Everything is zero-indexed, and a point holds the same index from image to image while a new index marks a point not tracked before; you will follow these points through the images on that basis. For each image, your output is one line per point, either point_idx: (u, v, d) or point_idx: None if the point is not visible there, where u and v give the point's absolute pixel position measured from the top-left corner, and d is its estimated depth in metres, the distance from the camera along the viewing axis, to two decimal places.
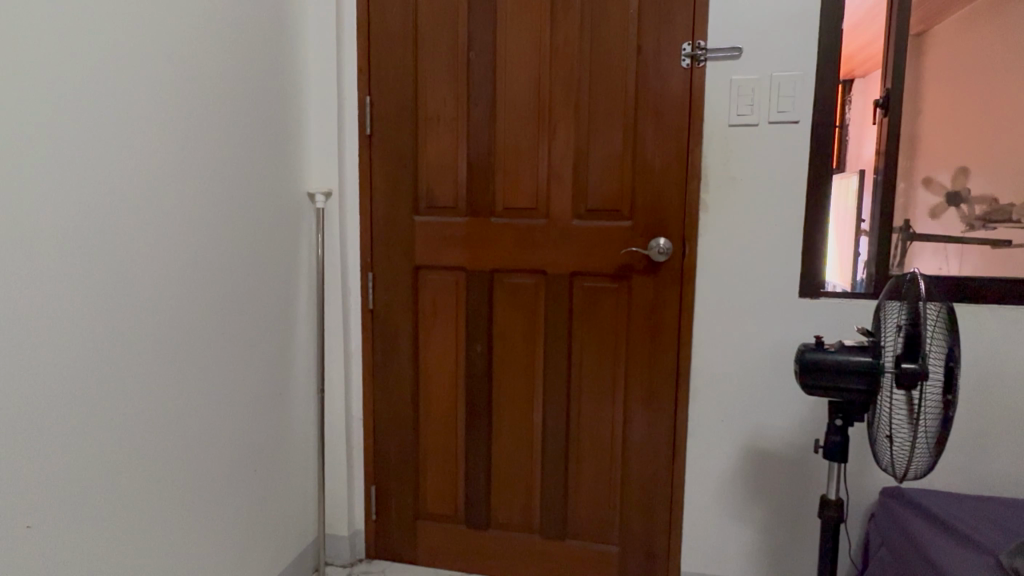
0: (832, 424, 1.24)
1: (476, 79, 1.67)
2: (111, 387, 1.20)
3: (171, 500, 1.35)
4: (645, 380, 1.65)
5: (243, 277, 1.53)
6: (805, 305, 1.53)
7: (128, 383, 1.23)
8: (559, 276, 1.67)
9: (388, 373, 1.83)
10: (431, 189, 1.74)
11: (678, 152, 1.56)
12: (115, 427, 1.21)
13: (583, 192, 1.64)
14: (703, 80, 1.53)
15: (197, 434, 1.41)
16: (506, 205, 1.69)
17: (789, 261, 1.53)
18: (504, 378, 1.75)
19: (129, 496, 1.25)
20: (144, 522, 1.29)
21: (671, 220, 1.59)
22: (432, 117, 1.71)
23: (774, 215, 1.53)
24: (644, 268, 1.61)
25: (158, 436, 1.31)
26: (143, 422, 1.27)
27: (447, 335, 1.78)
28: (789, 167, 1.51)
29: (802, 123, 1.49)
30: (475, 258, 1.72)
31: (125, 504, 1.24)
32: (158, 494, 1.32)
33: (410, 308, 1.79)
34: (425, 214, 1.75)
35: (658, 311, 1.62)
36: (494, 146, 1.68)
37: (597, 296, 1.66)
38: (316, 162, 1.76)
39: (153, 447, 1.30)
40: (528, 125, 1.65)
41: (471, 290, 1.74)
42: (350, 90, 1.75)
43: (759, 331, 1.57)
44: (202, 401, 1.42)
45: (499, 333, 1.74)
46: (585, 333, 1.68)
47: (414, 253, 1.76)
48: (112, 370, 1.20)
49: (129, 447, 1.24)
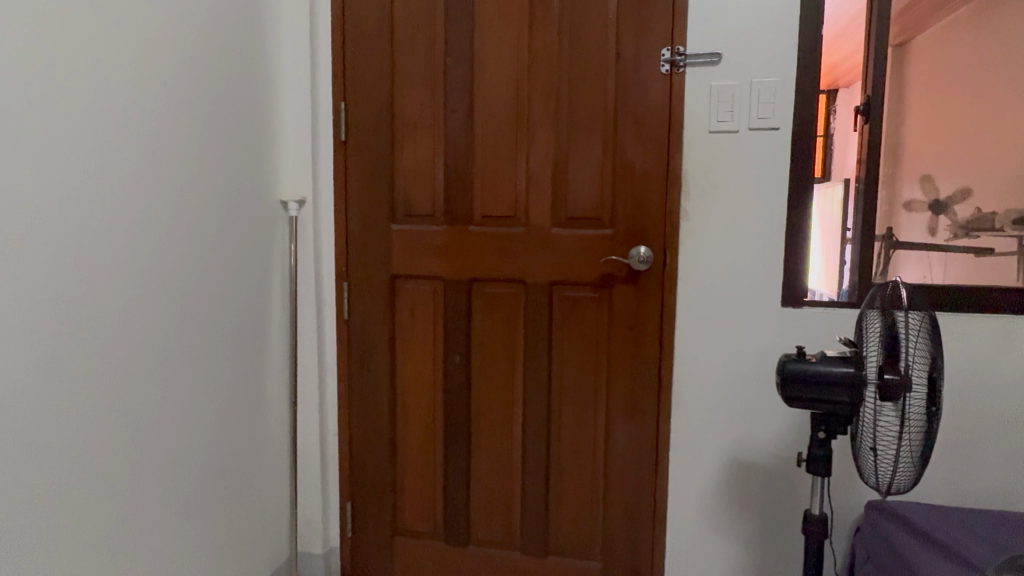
0: (814, 437, 1.19)
1: (451, 86, 1.64)
2: (73, 399, 1.14)
3: (141, 518, 1.30)
4: (627, 391, 1.61)
5: (214, 286, 1.48)
6: (789, 314, 1.51)
7: (92, 395, 1.18)
8: (538, 285, 1.63)
9: (364, 387, 1.78)
10: (409, 198, 1.69)
11: (658, 160, 1.54)
12: (81, 444, 1.16)
13: (563, 199, 1.61)
14: (682, 86, 1.51)
15: (166, 450, 1.36)
16: (485, 214, 1.65)
17: (771, 271, 1.51)
18: (483, 390, 1.71)
19: (93, 515, 1.19)
20: (112, 541, 1.23)
21: (652, 229, 1.56)
22: (409, 124, 1.67)
23: (757, 224, 1.51)
24: (624, 276, 1.58)
25: (124, 453, 1.25)
26: (110, 440, 1.22)
27: (425, 345, 1.73)
28: (771, 174, 1.49)
29: (782, 130, 1.47)
30: (455, 268, 1.67)
31: (92, 525, 1.19)
32: (127, 513, 1.26)
33: (386, 320, 1.74)
34: (402, 223, 1.70)
35: (640, 322, 1.58)
36: (472, 155, 1.65)
37: (577, 305, 1.62)
38: (288, 169, 1.71)
39: (118, 465, 1.24)
40: (506, 132, 1.62)
41: (449, 300, 1.69)
42: (324, 97, 1.71)
43: (742, 341, 1.54)
44: (172, 414, 1.37)
45: (478, 344, 1.70)
46: (565, 343, 1.64)
47: (391, 263, 1.71)
48: (76, 381, 1.15)
49: (95, 466, 1.19)
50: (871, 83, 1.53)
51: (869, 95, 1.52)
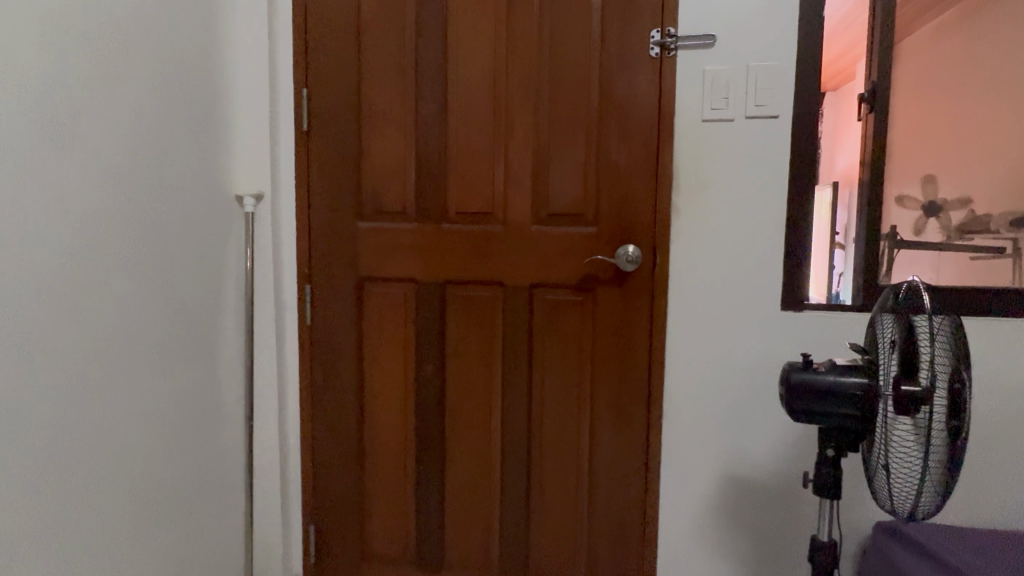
0: (823, 455, 1.07)
1: (422, 72, 1.50)
2: None
3: (76, 551, 1.15)
4: (614, 402, 1.48)
5: (160, 289, 1.34)
6: (789, 319, 1.39)
7: (15, 413, 1.03)
8: (518, 287, 1.50)
9: (328, 399, 1.62)
10: (377, 193, 1.53)
11: (648, 152, 1.41)
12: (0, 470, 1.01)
13: (544, 194, 1.47)
14: (673, 71, 1.39)
15: (106, 473, 1.21)
16: (459, 210, 1.51)
17: (770, 271, 1.39)
18: (458, 402, 1.57)
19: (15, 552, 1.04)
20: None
21: (640, 227, 1.43)
22: (376, 112, 1.52)
23: (755, 221, 1.39)
24: (611, 278, 1.45)
25: (53, 478, 1.10)
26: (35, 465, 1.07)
27: (395, 354, 1.58)
28: (770, 166, 1.37)
29: (782, 119, 1.35)
30: (427, 269, 1.53)
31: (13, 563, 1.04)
32: (56, 547, 1.11)
33: (351, 327, 1.58)
34: (370, 220, 1.54)
35: (627, 327, 1.46)
36: (445, 146, 1.51)
37: (559, 309, 1.49)
38: (243, 160, 1.56)
39: (46, 493, 1.09)
40: (482, 121, 1.48)
41: (421, 304, 1.55)
42: (282, 80, 1.55)
43: (739, 348, 1.42)
44: (113, 434, 1.22)
45: (452, 352, 1.55)
46: (547, 350, 1.50)
47: (357, 264, 1.56)
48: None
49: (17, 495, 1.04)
50: (875, 69, 1.41)
51: (874, 82, 1.40)
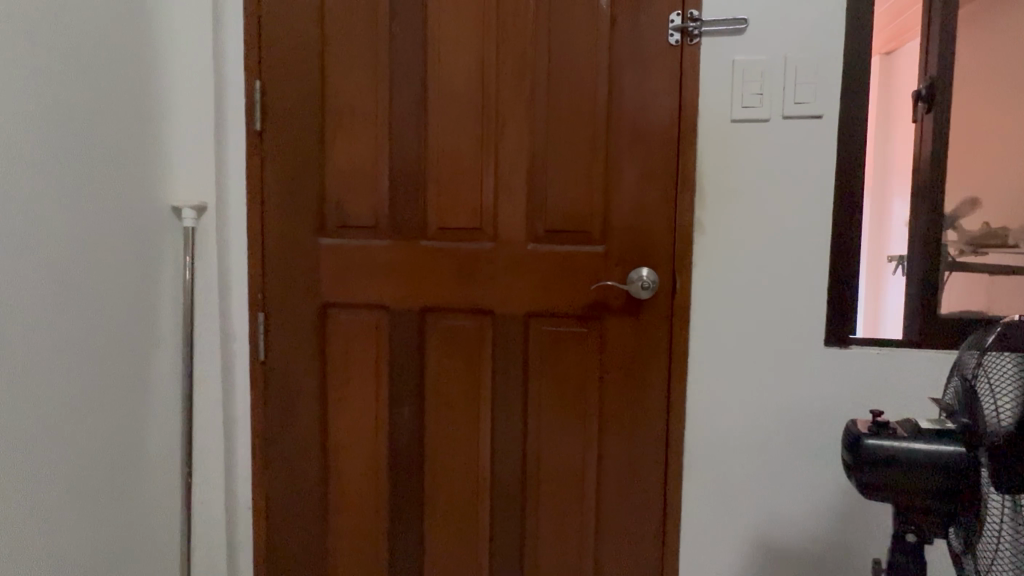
0: (902, 541, 0.87)
1: (397, 62, 1.26)
2: None
3: None
4: (625, 453, 1.26)
5: (67, 320, 1.08)
6: (833, 356, 1.17)
7: None
8: (510, 317, 1.25)
9: (285, 451, 1.36)
10: (344, 204, 1.29)
11: (665, 159, 1.19)
12: None
13: (541, 207, 1.24)
14: (696, 61, 1.17)
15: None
16: (441, 224, 1.27)
17: (812, 300, 1.17)
18: (439, 452, 1.32)
19: None
20: None
21: (655, 248, 1.20)
22: (343, 108, 1.28)
23: (794, 241, 1.17)
24: (621, 306, 1.22)
25: None
26: None
27: (364, 397, 1.32)
28: (811, 176, 1.15)
29: (826, 119, 1.14)
30: (401, 295, 1.28)
31: None
32: None
33: (310, 363, 1.33)
34: (333, 236, 1.30)
35: (640, 366, 1.23)
36: (424, 149, 1.26)
37: (559, 343, 1.25)
38: (180, 166, 1.30)
39: None
40: (468, 120, 1.24)
41: (394, 337, 1.30)
42: (229, 69, 1.29)
43: (773, 390, 1.20)
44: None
45: (433, 394, 1.30)
46: (545, 392, 1.27)
47: (318, 289, 1.31)
48: None
49: None
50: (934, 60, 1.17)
51: (933, 78, 1.17)
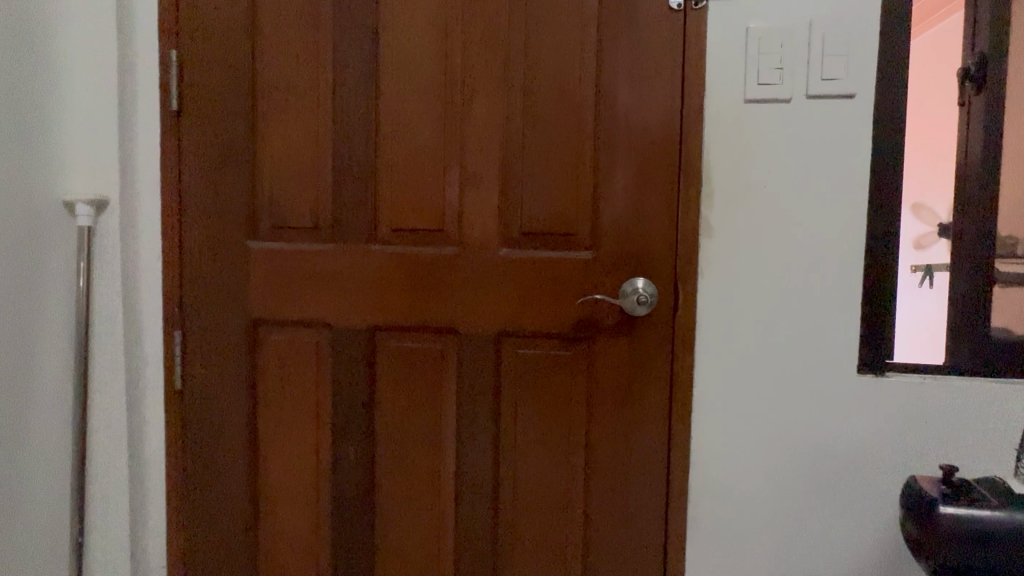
0: None
1: (343, 29, 1.04)
2: None
3: None
4: (616, 501, 1.04)
5: None
6: (868, 387, 0.97)
7: None
8: (477, 337, 1.04)
9: (204, 501, 1.12)
10: (279, 199, 1.07)
11: (664, 147, 0.98)
12: None
13: (516, 205, 1.03)
14: (702, 28, 0.96)
15: None
16: (396, 225, 1.05)
17: (843, 320, 0.97)
18: (393, 499, 1.08)
19: None
20: None
21: (654, 254, 1.00)
22: (278, 86, 1.06)
23: (823, 247, 0.96)
24: (611, 325, 1.01)
25: None
26: None
27: (301, 435, 1.09)
28: (842, 169, 0.95)
29: (859, 100, 0.93)
30: (346, 310, 1.06)
31: None
32: None
33: (236, 393, 1.10)
34: (267, 238, 1.08)
35: (635, 397, 1.02)
36: (376, 136, 1.05)
37: (537, 368, 1.03)
38: (76, 155, 1.07)
39: None
40: (428, 101, 1.03)
41: (338, 360, 1.07)
42: (138, 37, 1.07)
43: (795, 427, 0.99)
44: None
45: (385, 430, 1.08)
46: (520, 428, 1.05)
47: (245, 302, 1.08)
48: None
49: None
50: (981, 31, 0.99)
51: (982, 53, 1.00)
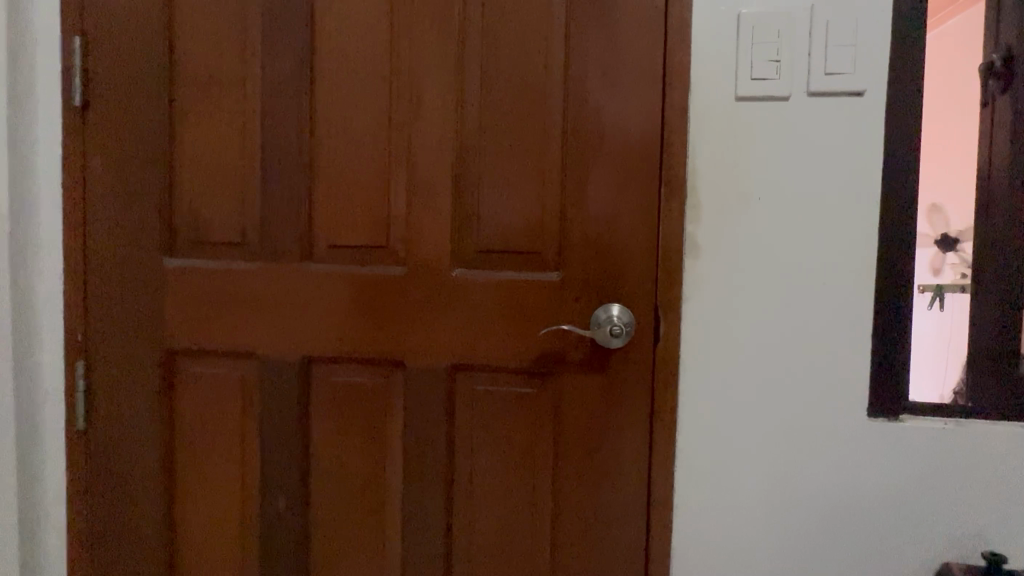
0: None
1: (274, 13, 0.90)
2: None
3: None
4: (587, 560, 0.90)
5: None
6: (880, 433, 0.83)
7: None
8: (427, 370, 0.90)
9: (112, 558, 0.96)
10: (200, 210, 0.92)
11: (643, 151, 0.85)
12: None
13: (472, 218, 0.89)
14: (687, 14, 0.83)
15: None
16: (334, 241, 0.91)
17: (851, 355, 0.83)
18: (330, 557, 0.94)
19: None
20: None
21: (631, 276, 0.86)
22: (198, 78, 0.91)
23: (826, 271, 0.82)
24: (582, 358, 0.87)
25: None
26: None
27: (224, 483, 0.95)
28: (848, 178, 0.81)
29: (869, 97, 0.80)
30: (276, 338, 0.92)
31: None
32: None
33: (148, 433, 0.95)
34: (185, 255, 0.93)
35: (609, 440, 0.88)
36: (312, 136, 0.90)
37: (496, 408, 0.89)
38: None
39: None
40: (371, 98, 0.89)
41: (266, 396, 0.93)
42: (37, 20, 0.92)
43: (794, 479, 0.85)
44: None
45: (321, 477, 0.93)
46: (477, 476, 0.91)
47: (158, 328, 0.93)
48: None
49: None
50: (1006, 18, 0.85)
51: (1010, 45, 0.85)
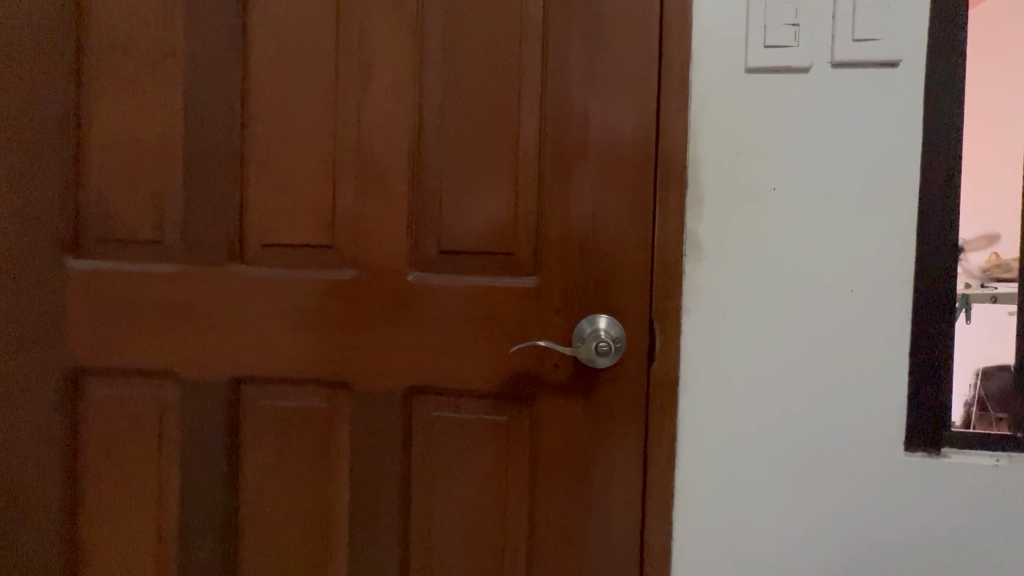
0: None
1: None
2: None
3: None
4: None
5: None
6: (917, 472, 0.69)
7: None
8: (377, 394, 0.75)
9: None
10: (112, 202, 0.78)
11: (632, 134, 0.71)
12: None
13: (431, 213, 0.75)
14: None
15: None
16: (269, 239, 0.77)
17: (880, 378, 0.69)
18: None
19: None
20: None
21: (620, 283, 0.72)
22: (112, 48, 0.78)
23: (854, 277, 0.69)
24: (561, 381, 0.73)
25: None
26: None
27: (139, 523, 0.80)
28: (877, 167, 0.68)
29: (903, 69, 0.67)
30: (198, 354, 0.77)
31: None
32: None
33: (48, 468, 0.80)
34: (95, 255, 0.79)
35: (593, 478, 0.74)
36: (243, 116, 0.76)
37: (459, 437, 0.75)
38: None
39: None
40: (313, 71, 0.75)
41: (187, 422, 0.78)
42: None
43: (816, 528, 0.71)
44: None
45: (252, 517, 0.78)
46: (437, 519, 0.76)
47: (61, 341, 0.79)
48: None
49: None
50: None
51: None
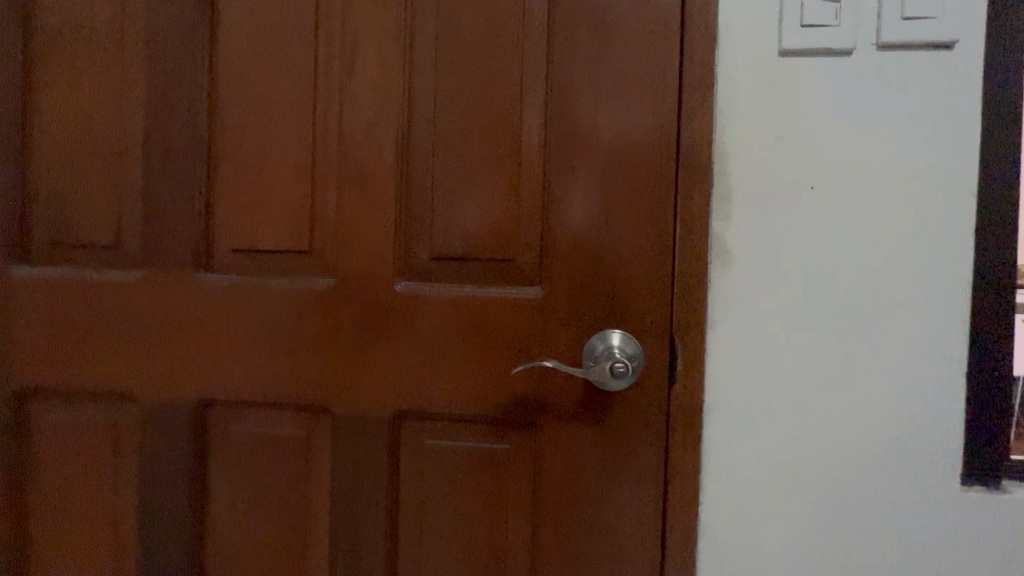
0: None
1: None
2: None
3: None
4: None
5: None
6: (973, 509, 0.61)
7: None
8: (362, 419, 0.67)
9: None
10: (65, 202, 0.70)
11: (650, 127, 0.63)
12: None
13: (423, 215, 0.67)
14: None
15: None
16: (240, 244, 0.68)
17: (930, 402, 0.61)
18: None
19: None
20: None
21: (636, 295, 0.64)
22: (66, 28, 0.69)
23: (900, 288, 0.61)
24: (570, 404, 0.65)
25: None
26: None
27: (93, 561, 0.71)
28: (926, 165, 0.60)
29: (959, 53, 0.59)
30: (160, 373, 0.69)
31: None
32: None
33: None
34: (46, 261, 0.70)
35: (606, 514, 0.66)
36: (213, 107, 0.68)
37: (454, 468, 0.67)
38: None
39: None
40: (291, 56, 0.67)
41: (148, 449, 0.69)
42: None
43: (856, 573, 0.63)
44: None
45: (220, 556, 0.70)
46: (429, 559, 0.68)
47: (7, 358, 0.71)
48: None
49: None
50: None
51: None
